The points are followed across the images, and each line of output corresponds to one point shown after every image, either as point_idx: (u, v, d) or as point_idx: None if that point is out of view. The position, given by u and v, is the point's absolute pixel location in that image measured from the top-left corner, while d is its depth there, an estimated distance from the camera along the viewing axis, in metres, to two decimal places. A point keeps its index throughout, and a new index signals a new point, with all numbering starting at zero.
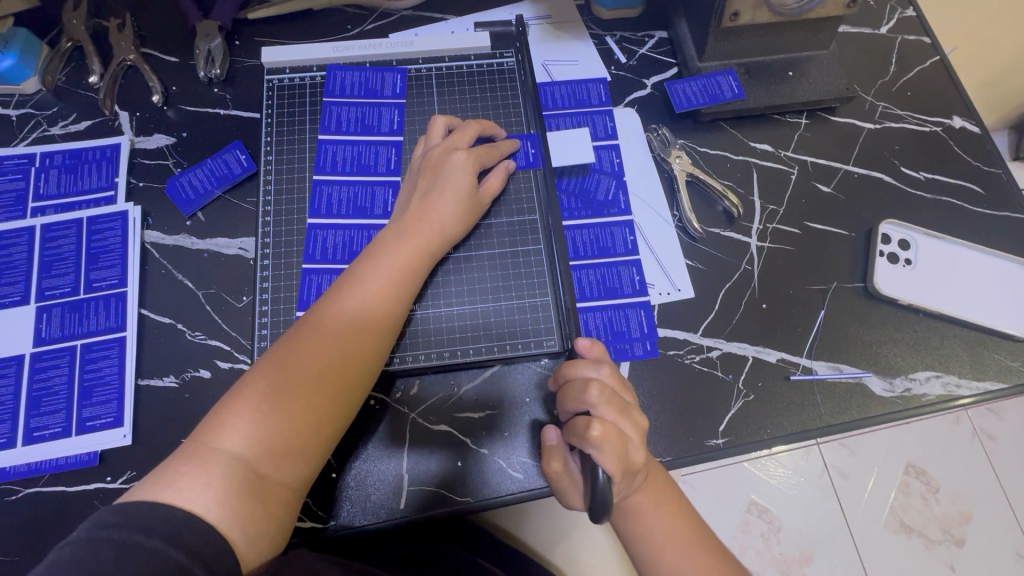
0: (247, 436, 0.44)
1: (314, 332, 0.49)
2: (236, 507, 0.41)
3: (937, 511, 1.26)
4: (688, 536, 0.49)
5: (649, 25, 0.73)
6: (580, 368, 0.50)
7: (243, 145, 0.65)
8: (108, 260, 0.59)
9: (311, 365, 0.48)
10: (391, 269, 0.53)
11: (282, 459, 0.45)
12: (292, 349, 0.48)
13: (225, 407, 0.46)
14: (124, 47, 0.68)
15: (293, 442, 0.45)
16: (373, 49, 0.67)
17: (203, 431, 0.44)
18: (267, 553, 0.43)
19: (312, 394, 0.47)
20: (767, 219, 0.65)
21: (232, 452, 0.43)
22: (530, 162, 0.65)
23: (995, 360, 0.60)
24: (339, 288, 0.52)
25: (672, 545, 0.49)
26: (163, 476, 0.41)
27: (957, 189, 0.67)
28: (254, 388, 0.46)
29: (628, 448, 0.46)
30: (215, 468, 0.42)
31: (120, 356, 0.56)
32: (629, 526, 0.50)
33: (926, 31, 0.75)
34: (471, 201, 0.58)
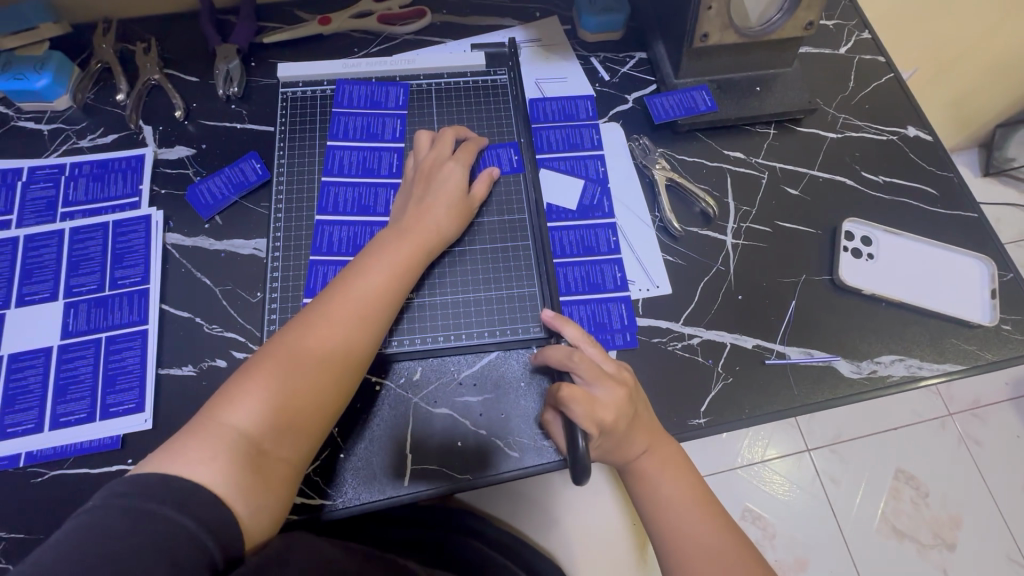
0: (255, 413, 0.47)
1: (317, 318, 0.52)
2: (241, 480, 0.44)
3: (927, 515, 1.29)
4: (694, 494, 0.55)
5: (630, 47, 0.80)
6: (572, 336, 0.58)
7: (258, 154, 0.70)
8: (132, 260, 0.64)
9: (313, 350, 0.51)
10: (391, 264, 0.57)
11: (285, 437, 0.48)
12: (295, 335, 0.52)
13: (232, 387, 0.49)
14: (149, 68, 0.74)
15: (297, 420, 0.49)
16: (378, 66, 0.73)
17: (209, 409, 0.47)
18: (265, 527, 0.45)
19: (314, 375, 0.50)
20: (741, 218, 0.71)
21: (236, 429, 0.46)
22: (514, 168, 0.71)
23: (953, 344, 0.65)
24: (343, 280, 0.56)
25: (682, 502, 0.54)
26: (171, 450, 0.44)
27: (913, 191, 0.74)
28: (261, 369, 0.49)
29: (607, 406, 0.52)
30: (221, 443, 0.45)
31: (142, 347, 0.60)
32: (642, 485, 0.55)
33: (882, 51, 0.83)
34: (461, 207, 0.64)
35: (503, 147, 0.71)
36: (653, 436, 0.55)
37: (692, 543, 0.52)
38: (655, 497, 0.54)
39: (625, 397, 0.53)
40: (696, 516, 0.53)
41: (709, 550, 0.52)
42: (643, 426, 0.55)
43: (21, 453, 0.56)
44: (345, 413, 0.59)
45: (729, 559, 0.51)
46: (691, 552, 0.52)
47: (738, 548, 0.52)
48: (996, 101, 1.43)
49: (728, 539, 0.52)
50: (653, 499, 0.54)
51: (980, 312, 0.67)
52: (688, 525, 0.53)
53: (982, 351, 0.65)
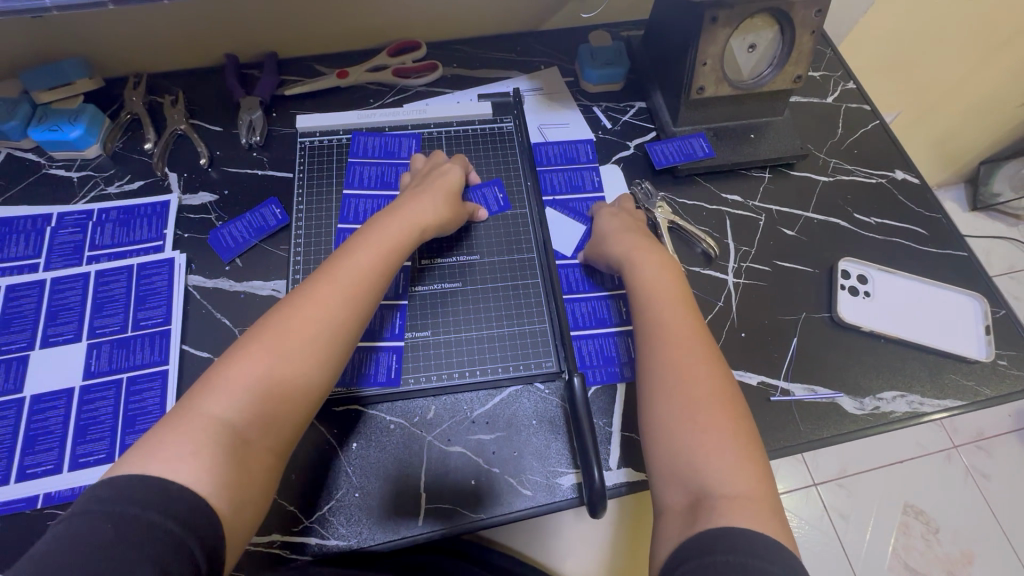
0: (235, 402, 0.47)
1: (304, 298, 0.53)
2: (215, 470, 0.43)
3: (939, 553, 1.27)
4: (694, 337, 0.55)
5: (630, 97, 0.86)
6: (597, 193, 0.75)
7: (278, 200, 0.73)
8: (154, 302, 0.66)
9: (300, 327, 0.51)
10: (381, 244, 0.60)
11: (265, 426, 0.48)
12: (282, 316, 0.52)
13: (216, 374, 0.49)
14: (176, 119, 0.78)
15: (282, 402, 0.49)
16: (392, 117, 0.78)
17: (189, 400, 0.47)
18: (241, 529, 0.44)
19: (301, 353, 0.50)
20: (741, 258, 0.74)
21: (215, 421, 0.46)
22: (500, 206, 0.74)
23: (952, 380, 0.67)
24: (331, 262, 0.57)
25: (699, 377, 0.51)
26: (147, 450, 0.43)
27: (903, 231, 0.77)
28: (244, 355, 0.49)
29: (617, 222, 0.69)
30: (197, 436, 0.44)
31: (162, 387, 0.62)
32: (642, 307, 0.59)
33: (866, 100, 0.88)
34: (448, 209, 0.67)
35: (489, 187, 0.75)
36: (658, 268, 0.61)
37: (673, 369, 0.52)
38: (650, 316, 0.57)
39: (634, 232, 0.67)
40: (689, 354, 0.53)
41: (693, 381, 0.51)
42: (645, 255, 0.63)
43: (40, 494, 0.56)
44: (359, 453, 0.60)
45: (709, 399, 0.50)
46: (671, 372, 0.52)
47: (723, 398, 0.50)
48: (978, 140, 1.49)
49: (719, 387, 0.51)
50: (649, 317, 0.57)
51: (976, 347, 0.69)
52: (674, 351, 0.53)
53: (980, 387, 0.67)
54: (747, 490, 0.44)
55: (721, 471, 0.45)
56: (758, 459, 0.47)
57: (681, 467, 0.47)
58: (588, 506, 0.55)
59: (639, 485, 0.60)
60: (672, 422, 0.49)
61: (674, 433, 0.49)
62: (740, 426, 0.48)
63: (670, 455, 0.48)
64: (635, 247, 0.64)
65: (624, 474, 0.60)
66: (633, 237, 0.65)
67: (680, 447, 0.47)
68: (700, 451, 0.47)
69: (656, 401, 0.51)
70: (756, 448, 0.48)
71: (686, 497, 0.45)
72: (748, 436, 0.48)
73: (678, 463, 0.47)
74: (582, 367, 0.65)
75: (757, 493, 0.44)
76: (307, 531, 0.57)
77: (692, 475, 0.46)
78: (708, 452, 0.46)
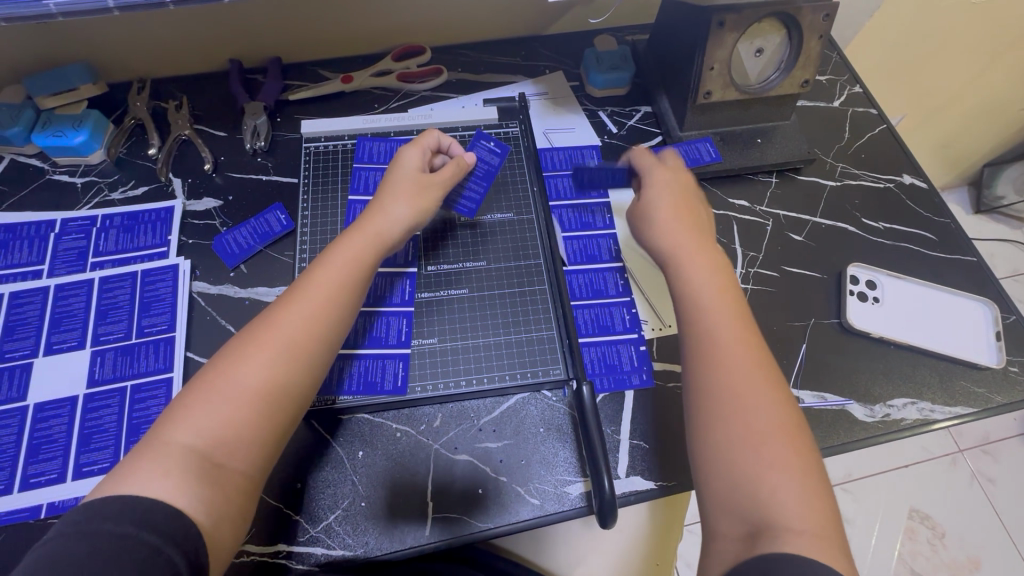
0: (200, 429, 0.46)
1: (265, 317, 0.52)
2: (192, 490, 0.43)
3: (945, 558, 1.27)
4: (750, 353, 0.51)
5: (635, 102, 0.85)
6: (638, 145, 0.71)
7: (283, 206, 0.73)
8: (159, 308, 0.66)
9: (263, 344, 0.50)
10: (340, 253, 0.58)
11: (235, 448, 0.46)
12: (249, 332, 0.51)
13: (181, 403, 0.47)
14: (181, 124, 0.78)
15: (253, 417, 0.48)
16: (397, 122, 0.77)
17: (160, 425, 0.46)
18: (225, 542, 0.44)
19: (268, 367, 0.49)
20: (748, 264, 0.73)
21: (184, 442, 0.45)
22: (497, 151, 0.76)
23: (963, 387, 0.67)
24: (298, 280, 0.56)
25: (754, 399, 0.48)
26: (123, 471, 0.43)
27: (911, 236, 0.77)
28: (207, 382, 0.48)
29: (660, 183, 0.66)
30: (170, 459, 0.44)
31: (167, 395, 0.61)
32: (692, 317, 0.54)
33: (873, 104, 0.88)
34: (421, 197, 0.65)
35: (478, 138, 0.76)
36: (707, 270, 0.57)
37: (731, 389, 0.48)
38: (701, 326, 0.53)
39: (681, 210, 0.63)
40: (746, 374, 0.49)
41: (749, 403, 0.47)
42: (694, 256, 0.59)
43: (43, 504, 0.56)
44: (365, 461, 0.60)
45: (767, 420, 0.46)
46: (727, 392, 0.48)
47: (782, 420, 0.47)
48: (983, 142, 1.49)
49: (778, 408, 0.47)
50: (701, 326, 0.53)
51: (987, 354, 0.68)
52: (730, 369, 0.49)
53: (991, 394, 0.66)
54: (814, 525, 0.41)
55: (786, 503, 0.42)
56: (823, 491, 0.44)
57: (739, 497, 0.44)
58: (597, 517, 0.54)
59: (648, 494, 0.59)
60: (733, 450, 0.46)
61: (732, 458, 0.46)
62: (801, 449, 0.45)
63: (731, 486, 0.45)
64: (683, 244, 0.60)
65: (633, 482, 0.60)
66: (681, 228, 0.61)
67: (738, 474, 0.45)
68: (764, 481, 0.44)
69: (714, 427, 0.48)
70: (821, 476, 0.45)
71: (740, 529, 0.43)
72: (812, 464, 0.45)
73: (738, 493, 0.44)
74: (589, 374, 0.64)
75: (824, 529, 0.41)
76: (313, 541, 0.56)
77: (754, 507, 0.43)
78: (771, 482, 0.43)
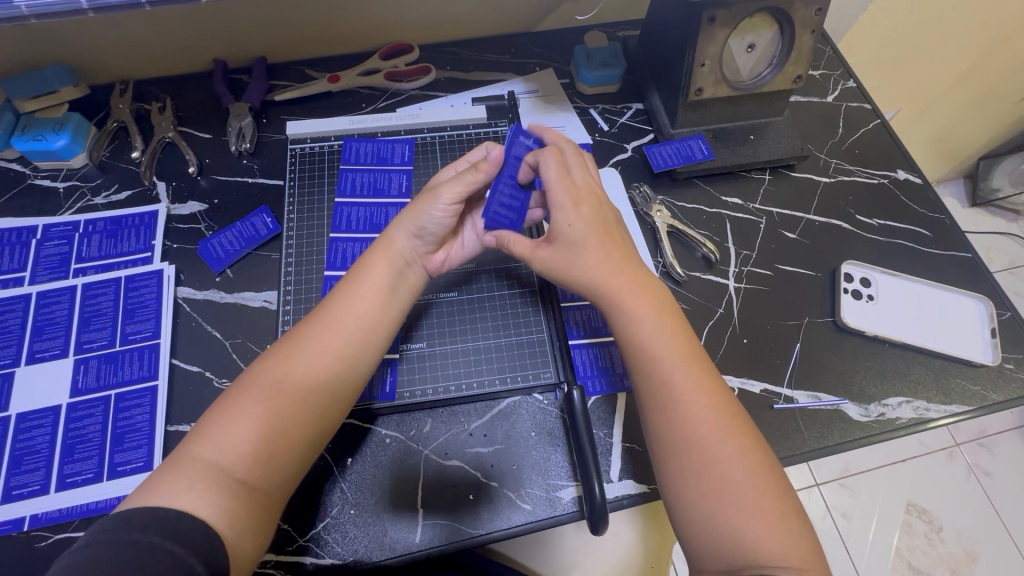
0: (224, 445, 0.46)
1: (303, 328, 0.53)
2: (218, 502, 0.44)
3: (942, 551, 1.27)
4: (712, 399, 0.50)
5: (627, 99, 0.84)
6: (547, 165, 0.58)
7: (269, 209, 0.72)
8: (143, 315, 0.64)
9: (303, 354, 0.51)
10: (349, 279, 0.57)
11: (259, 464, 0.47)
12: (271, 349, 0.53)
13: (213, 416, 0.48)
14: (164, 126, 0.76)
15: (286, 424, 0.49)
16: (384, 122, 0.75)
17: (186, 441, 0.47)
18: (247, 556, 0.45)
19: (307, 373, 0.51)
20: (742, 262, 0.73)
21: (212, 456, 0.46)
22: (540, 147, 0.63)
23: (958, 385, 0.66)
24: (329, 296, 0.56)
25: (727, 450, 0.48)
26: (151, 484, 0.44)
27: (906, 232, 0.76)
28: (244, 389, 0.49)
29: (571, 218, 0.57)
30: (193, 475, 0.44)
31: (152, 404, 0.60)
32: (653, 370, 0.52)
33: (867, 98, 0.87)
34: (453, 181, 0.59)
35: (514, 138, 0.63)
36: (652, 310, 0.54)
37: (697, 439, 0.49)
38: (657, 377, 0.52)
39: (599, 242, 0.57)
40: (708, 425, 0.49)
41: (714, 450, 0.48)
42: (638, 295, 0.55)
43: (26, 516, 0.55)
44: (355, 467, 0.59)
45: (737, 466, 0.47)
46: (700, 444, 0.49)
47: (748, 458, 0.48)
48: (978, 135, 1.48)
49: (745, 450, 0.48)
50: (657, 377, 0.52)
51: (982, 351, 0.68)
52: (689, 420, 0.50)
53: (987, 392, 0.66)
54: (791, 561, 0.45)
55: (761, 544, 0.45)
56: (796, 521, 0.47)
57: (716, 542, 0.46)
58: (590, 522, 0.54)
59: (642, 497, 0.59)
60: (708, 505, 0.47)
61: (706, 507, 0.47)
62: (772, 488, 0.47)
63: (709, 535, 0.46)
64: (621, 287, 0.55)
65: (626, 485, 0.59)
66: (616, 261, 0.56)
67: (719, 525, 0.46)
68: (745, 532, 0.45)
69: (686, 481, 0.48)
70: (794, 509, 0.47)
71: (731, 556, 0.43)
72: (784, 495, 0.48)
73: (716, 541, 0.46)
74: (580, 378, 0.64)
75: (803, 563, 0.45)
76: (302, 551, 0.55)
77: (734, 555, 0.45)
78: (745, 527, 0.46)
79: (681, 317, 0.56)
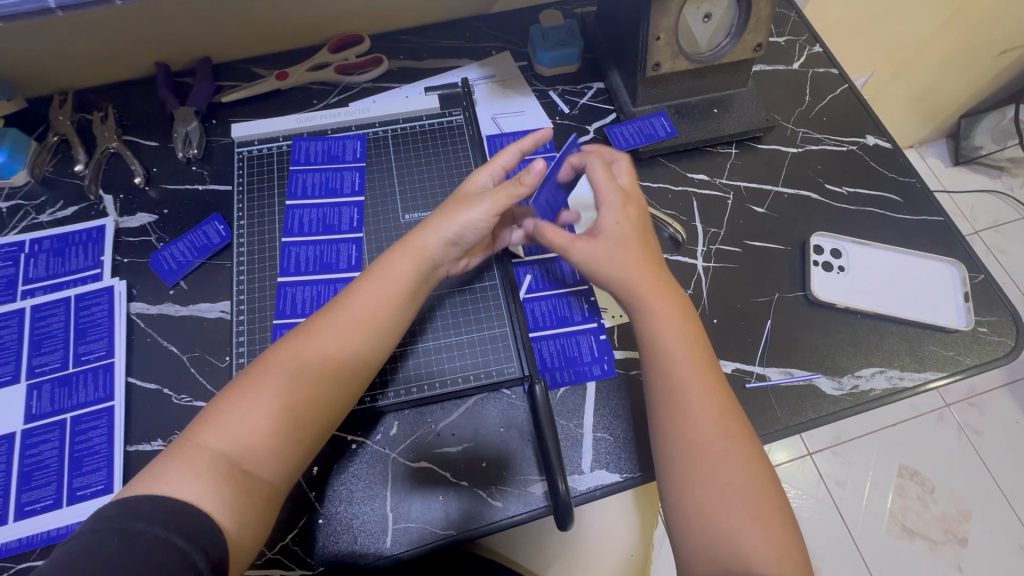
0: (229, 435, 0.46)
1: (324, 322, 0.52)
2: (225, 495, 0.43)
3: (935, 511, 1.28)
4: (721, 405, 0.51)
5: (587, 78, 0.81)
6: (593, 165, 0.60)
7: (221, 216, 0.69)
8: (95, 334, 0.62)
9: (322, 348, 0.51)
10: (375, 273, 0.56)
11: (262, 457, 0.47)
12: (285, 338, 0.52)
13: (216, 405, 0.48)
14: (108, 137, 0.73)
15: (297, 420, 0.48)
16: (333, 118, 0.71)
17: (193, 427, 0.47)
18: (248, 549, 0.45)
19: (321, 369, 0.50)
20: (710, 241, 0.71)
21: (216, 446, 0.45)
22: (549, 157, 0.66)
23: (932, 351, 0.65)
24: (352, 286, 0.55)
25: (730, 460, 0.48)
26: (154, 471, 0.44)
27: (876, 199, 0.74)
28: (253, 381, 0.49)
29: (621, 222, 0.58)
30: (201, 463, 0.44)
31: (108, 425, 0.58)
32: (664, 375, 0.53)
33: (834, 63, 0.84)
34: (498, 190, 0.57)
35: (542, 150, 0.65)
36: (675, 317, 0.55)
37: (700, 441, 0.49)
38: (674, 374, 0.52)
39: (634, 247, 0.57)
40: (716, 433, 0.49)
41: (717, 457, 0.48)
42: (663, 298, 0.55)
43: None
44: (321, 475, 0.58)
45: (738, 475, 0.47)
46: (707, 453, 0.48)
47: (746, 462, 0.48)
48: (959, 92, 1.45)
49: (750, 462, 0.48)
50: (669, 383, 0.52)
51: (955, 316, 0.67)
52: (701, 427, 0.49)
53: (961, 357, 0.65)
54: (781, 562, 0.45)
55: (755, 545, 0.45)
56: (786, 523, 0.47)
57: (707, 540, 0.46)
58: (556, 519, 0.52)
59: (613, 487, 0.58)
60: (714, 518, 0.47)
61: (701, 505, 0.47)
62: (772, 501, 0.47)
63: (701, 530, 0.47)
64: (649, 291, 0.55)
65: (597, 476, 0.58)
66: (644, 265, 0.57)
67: (719, 539, 0.46)
68: (747, 548, 0.45)
69: (692, 493, 0.48)
70: (792, 530, 0.47)
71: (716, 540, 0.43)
72: (776, 498, 0.48)
73: (708, 540, 0.46)
74: (548, 369, 0.63)
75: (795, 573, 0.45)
76: (271, 564, 0.55)
77: (728, 555, 0.45)
78: (742, 527, 0.46)
79: (699, 322, 0.57)
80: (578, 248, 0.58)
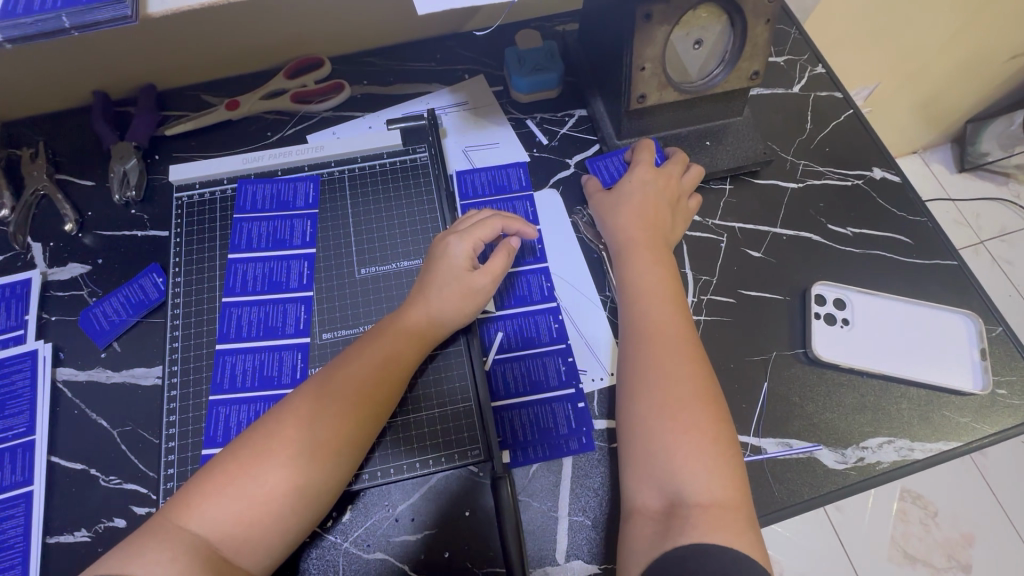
0: (217, 517, 0.42)
1: (332, 390, 0.49)
2: None
3: (938, 537, 1.23)
4: (684, 346, 0.53)
5: (568, 105, 0.74)
6: (643, 151, 0.66)
7: (161, 267, 0.63)
8: (16, 407, 0.56)
9: (328, 420, 0.47)
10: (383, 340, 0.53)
11: (247, 542, 0.43)
12: (282, 409, 0.48)
13: (202, 481, 0.44)
14: (37, 176, 0.66)
15: (289, 501, 0.45)
16: (283, 158, 0.65)
17: (174, 502, 0.44)
18: None
19: (323, 445, 0.47)
20: (701, 290, 0.65)
21: (199, 528, 0.42)
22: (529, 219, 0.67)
23: (945, 418, 0.59)
24: (366, 341, 0.53)
25: (685, 392, 0.50)
26: (130, 550, 0.41)
27: (884, 241, 0.68)
28: (248, 450, 0.45)
29: (639, 181, 0.64)
30: (180, 547, 0.41)
31: (26, 515, 0.52)
32: (632, 311, 0.57)
33: (838, 85, 0.77)
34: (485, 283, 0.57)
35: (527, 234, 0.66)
36: (652, 265, 0.59)
37: (656, 377, 0.51)
38: (646, 312, 0.56)
39: (642, 204, 0.62)
40: (679, 375, 0.51)
41: (673, 389, 0.50)
42: (642, 245, 0.60)
43: None
44: None
45: (689, 406, 0.49)
46: (661, 386, 0.50)
47: (701, 401, 0.49)
48: (966, 97, 1.38)
49: (704, 404, 0.49)
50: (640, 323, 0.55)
51: (970, 377, 0.60)
52: (664, 366, 0.51)
53: (977, 424, 0.59)
54: (711, 485, 0.46)
55: (698, 479, 0.46)
56: (733, 466, 0.47)
57: (656, 471, 0.47)
58: None
59: None
60: (657, 439, 0.48)
61: (652, 433, 0.49)
62: (718, 439, 0.48)
63: (641, 447, 0.49)
64: (635, 238, 0.61)
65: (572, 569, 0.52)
66: (641, 218, 0.62)
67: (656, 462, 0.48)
68: (680, 469, 0.46)
69: (640, 422, 0.50)
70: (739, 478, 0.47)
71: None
72: (725, 437, 0.49)
73: (648, 458, 0.48)
74: (519, 444, 0.56)
75: (730, 506, 0.45)
76: None
77: (662, 471, 0.47)
78: (687, 459, 0.47)
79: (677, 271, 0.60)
80: (597, 197, 0.66)
